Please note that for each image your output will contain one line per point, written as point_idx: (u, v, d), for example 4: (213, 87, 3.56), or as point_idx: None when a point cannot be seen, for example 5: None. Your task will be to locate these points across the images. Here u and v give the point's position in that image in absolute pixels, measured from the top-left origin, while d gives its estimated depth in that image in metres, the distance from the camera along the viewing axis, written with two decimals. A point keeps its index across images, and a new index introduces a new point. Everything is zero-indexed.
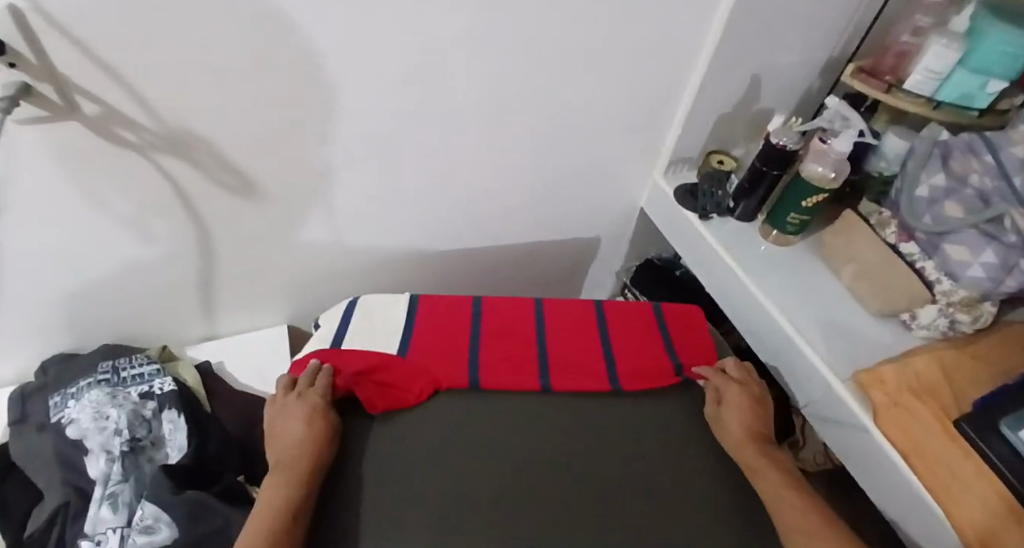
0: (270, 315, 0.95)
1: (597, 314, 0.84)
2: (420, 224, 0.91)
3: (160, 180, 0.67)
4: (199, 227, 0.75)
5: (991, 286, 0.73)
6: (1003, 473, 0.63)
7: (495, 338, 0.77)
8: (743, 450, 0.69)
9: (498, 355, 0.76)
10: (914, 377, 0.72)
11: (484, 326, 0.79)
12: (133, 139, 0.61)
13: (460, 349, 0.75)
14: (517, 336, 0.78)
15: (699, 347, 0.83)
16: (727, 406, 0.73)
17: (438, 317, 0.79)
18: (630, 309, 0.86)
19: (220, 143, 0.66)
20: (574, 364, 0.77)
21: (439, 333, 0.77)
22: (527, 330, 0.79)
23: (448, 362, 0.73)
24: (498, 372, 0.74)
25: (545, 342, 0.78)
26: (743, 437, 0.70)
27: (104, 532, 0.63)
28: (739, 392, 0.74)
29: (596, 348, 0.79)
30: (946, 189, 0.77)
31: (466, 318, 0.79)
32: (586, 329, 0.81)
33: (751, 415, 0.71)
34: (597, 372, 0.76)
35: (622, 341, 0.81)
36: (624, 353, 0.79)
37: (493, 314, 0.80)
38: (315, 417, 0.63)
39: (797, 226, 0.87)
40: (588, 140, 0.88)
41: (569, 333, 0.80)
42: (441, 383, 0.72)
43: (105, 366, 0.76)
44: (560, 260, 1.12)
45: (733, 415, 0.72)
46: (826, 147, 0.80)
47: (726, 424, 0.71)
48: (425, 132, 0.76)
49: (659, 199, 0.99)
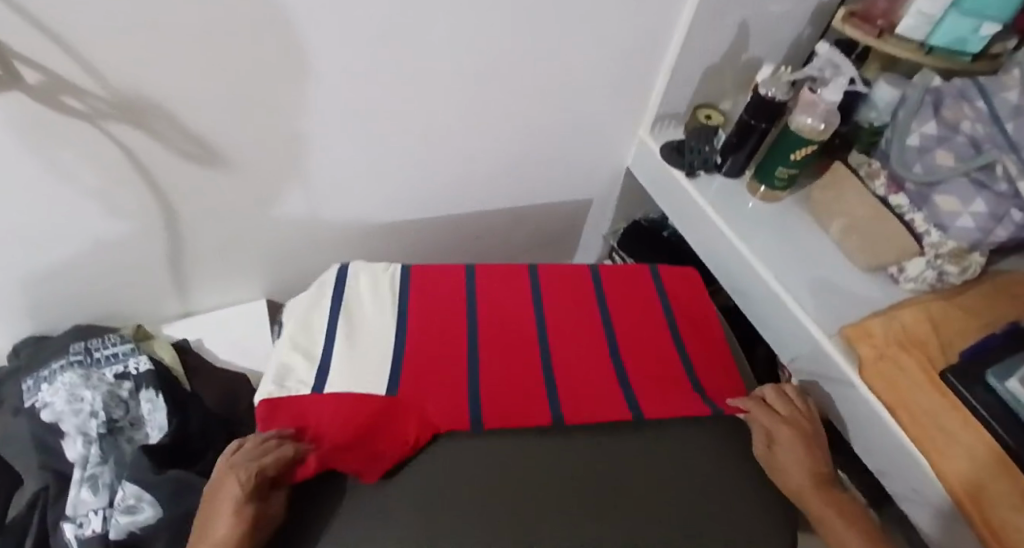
0: (248, 289, 0.92)
1: (605, 325, 0.76)
2: (399, 192, 0.87)
3: (117, 151, 0.63)
4: (164, 200, 0.72)
5: (980, 237, 0.71)
6: (990, 424, 0.64)
7: (495, 357, 0.70)
8: (808, 499, 0.63)
9: (499, 378, 0.68)
10: (900, 330, 0.71)
11: (483, 342, 0.71)
12: (82, 108, 0.57)
13: (459, 373, 0.67)
14: (520, 353, 0.71)
15: (714, 352, 0.78)
16: (781, 448, 0.66)
17: (428, 333, 0.70)
18: (635, 296, 0.81)
19: (179, 111, 0.62)
20: (585, 389, 0.68)
21: (433, 352, 0.68)
22: (530, 347, 0.72)
23: (445, 401, 0.64)
24: (499, 400, 0.66)
25: (551, 361, 0.70)
26: (808, 483, 0.63)
27: (86, 513, 0.63)
28: (788, 431, 0.67)
29: (607, 367, 0.71)
30: (938, 138, 0.74)
31: (462, 341, 0.70)
32: (594, 344, 0.74)
33: (809, 457, 0.65)
34: (615, 395, 0.68)
35: (633, 350, 0.74)
36: (638, 370, 0.72)
37: (491, 335, 0.72)
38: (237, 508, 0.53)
39: (785, 181, 0.85)
40: (570, 97, 0.84)
41: (577, 350, 0.72)
42: (440, 427, 0.63)
43: (76, 348, 0.74)
44: (546, 224, 1.10)
45: (791, 456, 0.65)
46: (815, 98, 0.77)
47: (784, 466, 0.65)
48: (398, 94, 0.73)
49: (646, 157, 0.96)
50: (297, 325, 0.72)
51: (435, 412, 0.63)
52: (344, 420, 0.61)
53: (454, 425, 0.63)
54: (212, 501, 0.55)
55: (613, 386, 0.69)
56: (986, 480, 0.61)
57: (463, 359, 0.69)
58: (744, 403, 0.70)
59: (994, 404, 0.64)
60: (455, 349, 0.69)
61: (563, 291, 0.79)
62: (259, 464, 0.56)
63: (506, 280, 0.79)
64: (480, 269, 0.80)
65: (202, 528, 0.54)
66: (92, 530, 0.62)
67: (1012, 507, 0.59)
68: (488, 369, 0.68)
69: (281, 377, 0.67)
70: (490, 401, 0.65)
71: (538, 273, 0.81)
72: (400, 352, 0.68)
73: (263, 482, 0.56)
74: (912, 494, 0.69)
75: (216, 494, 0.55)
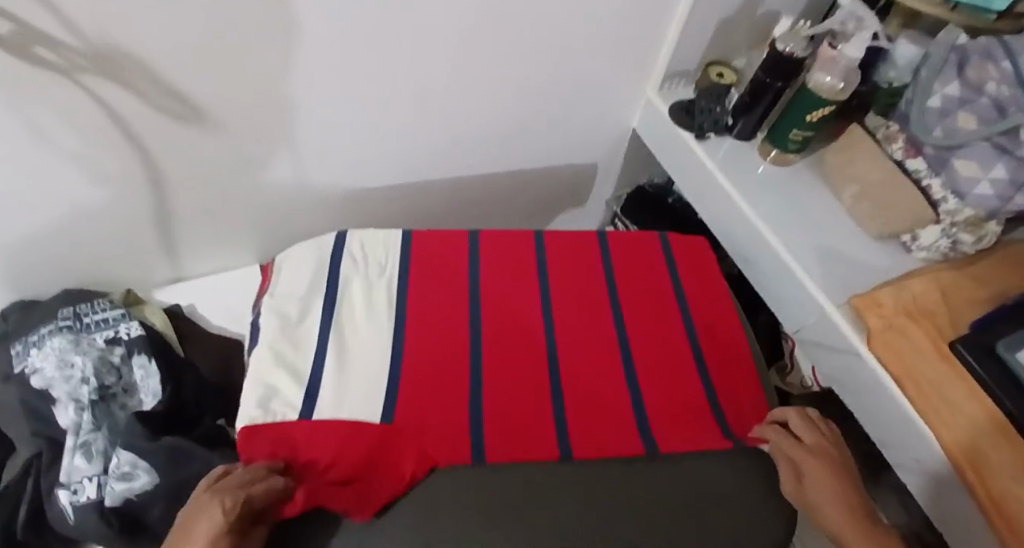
0: (241, 254, 0.90)
1: (619, 338, 0.70)
2: (395, 153, 0.84)
3: (95, 107, 0.60)
4: (149, 161, 0.69)
5: (998, 205, 0.68)
6: (994, 392, 0.62)
7: (500, 375, 0.64)
8: (849, 537, 0.55)
9: (505, 401, 0.62)
10: (910, 300, 0.69)
11: (487, 357, 0.65)
12: (56, 61, 0.54)
13: (461, 395, 0.61)
14: (527, 371, 0.65)
15: (735, 366, 0.72)
16: (810, 482, 0.59)
17: (427, 351, 0.64)
18: (651, 301, 0.74)
19: (160, 65, 0.58)
20: (596, 417, 0.63)
21: (433, 370, 0.63)
22: (538, 364, 0.66)
23: (443, 433, 0.58)
24: (505, 428, 0.60)
25: (561, 383, 0.65)
26: (845, 518, 0.56)
27: (81, 480, 0.62)
28: (821, 461, 0.60)
29: (620, 390, 0.66)
30: (960, 99, 0.71)
31: (463, 361, 0.64)
32: (606, 362, 0.68)
33: (841, 487, 0.58)
34: (623, 428, 0.63)
35: (649, 369, 0.68)
36: (654, 392, 0.66)
37: (495, 353, 0.66)
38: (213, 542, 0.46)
39: (799, 144, 0.82)
40: (574, 54, 0.80)
41: (589, 370, 0.67)
42: (438, 460, 0.57)
43: (65, 313, 0.71)
44: (548, 189, 1.07)
45: (820, 489, 0.58)
46: (835, 54, 0.72)
47: (817, 502, 0.58)
48: (392, 48, 0.68)
49: (653, 118, 0.93)
50: (284, 336, 0.64)
51: (433, 445, 0.57)
52: (331, 452, 0.55)
53: (456, 461, 0.57)
54: (183, 532, 0.48)
55: (626, 414, 0.64)
56: (986, 448, 0.61)
57: (466, 379, 0.63)
58: (762, 430, 0.64)
59: (1000, 374, 0.62)
60: (458, 368, 0.64)
61: (574, 298, 0.73)
62: (248, 492, 0.49)
63: (513, 283, 0.73)
64: (484, 270, 0.74)
65: None
66: (88, 497, 0.62)
67: (1011, 476, 0.59)
68: (492, 391, 0.63)
69: (265, 399, 0.59)
70: (494, 433, 0.60)
71: (548, 275, 0.75)
72: (396, 372, 0.62)
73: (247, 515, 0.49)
74: (909, 463, 0.68)
75: (190, 523, 0.48)
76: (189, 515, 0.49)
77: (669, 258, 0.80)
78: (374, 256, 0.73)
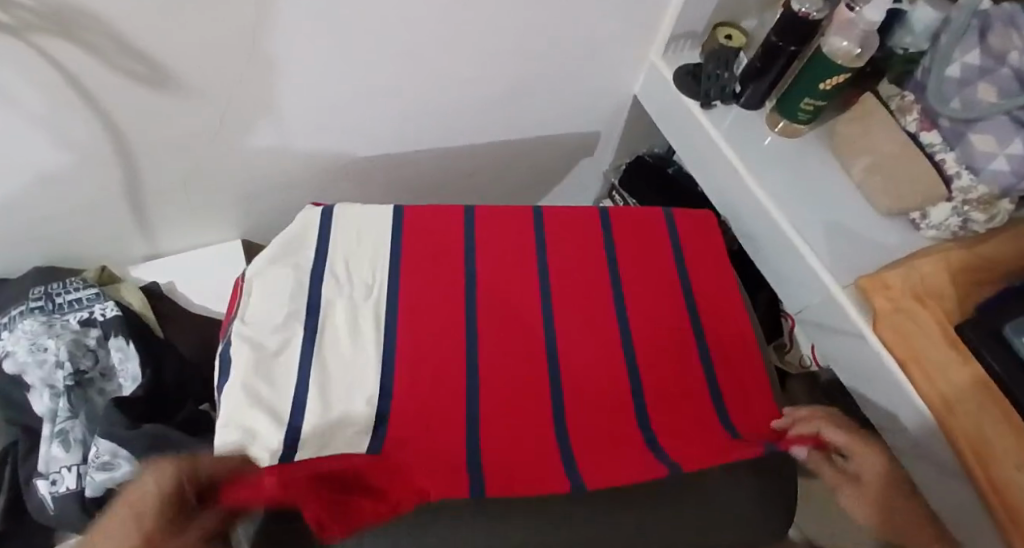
0: (223, 226, 0.86)
1: (628, 364, 0.65)
2: (384, 119, 0.80)
3: (53, 70, 0.54)
4: (117, 128, 0.64)
5: (1013, 182, 0.64)
6: (1001, 378, 0.61)
7: (500, 412, 0.59)
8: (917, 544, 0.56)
9: (505, 439, 0.57)
10: (919, 282, 0.66)
11: (485, 382, 0.61)
12: (6, 20, 0.48)
13: (456, 437, 0.56)
14: (528, 404, 0.60)
15: (750, 392, 0.67)
16: (870, 488, 0.58)
17: (421, 380, 0.59)
18: (661, 315, 0.69)
19: (124, 24, 0.53)
20: (603, 444, 0.59)
21: (427, 398, 0.58)
22: (540, 395, 0.61)
23: (437, 469, 0.52)
24: (505, 467, 0.55)
25: (565, 417, 0.60)
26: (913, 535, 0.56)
27: (59, 470, 0.64)
28: (885, 463, 0.58)
29: (628, 423, 0.61)
30: (980, 69, 0.66)
31: (460, 392, 0.59)
32: (615, 392, 0.63)
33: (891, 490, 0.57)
34: (639, 453, 0.57)
35: (658, 400, 0.63)
36: (663, 424, 0.62)
37: (494, 378, 0.61)
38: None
39: (810, 114, 0.78)
40: (575, 15, 0.75)
41: (596, 403, 0.62)
42: (429, 492, 0.50)
43: (36, 292, 0.69)
44: (544, 159, 1.03)
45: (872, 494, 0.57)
46: (854, 17, 0.68)
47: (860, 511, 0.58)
48: (380, 6, 0.63)
49: (656, 84, 0.88)
50: (260, 375, 0.57)
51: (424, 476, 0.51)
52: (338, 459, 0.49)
53: (451, 496, 0.51)
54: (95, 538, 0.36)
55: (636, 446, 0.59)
56: (992, 440, 0.59)
57: (461, 419, 0.58)
58: (812, 427, 0.61)
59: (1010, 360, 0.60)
60: (453, 405, 0.59)
61: (578, 316, 0.67)
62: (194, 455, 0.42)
63: (512, 302, 0.67)
64: (481, 287, 0.68)
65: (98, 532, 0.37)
66: (66, 488, 0.63)
67: (1017, 466, 0.58)
68: (490, 425, 0.58)
69: (242, 446, 0.54)
70: (493, 467, 0.54)
71: (550, 290, 0.69)
72: (383, 418, 0.57)
73: (190, 490, 0.39)
74: (913, 449, 0.68)
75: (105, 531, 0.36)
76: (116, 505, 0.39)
77: (681, 268, 0.74)
78: (359, 275, 0.66)
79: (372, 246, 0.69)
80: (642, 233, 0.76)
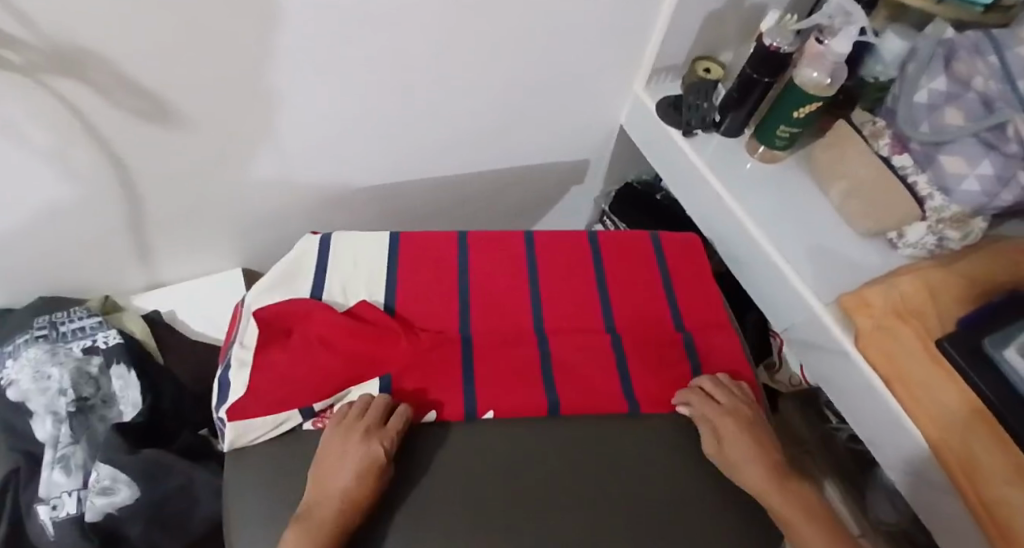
0: (222, 257, 0.89)
1: (614, 347, 0.68)
2: (377, 151, 0.83)
3: (61, 107, 0.57)
4: (119, 162, 0.67)
5: (985, 201, 0.68)
6: (989, 400, 0.61)
7: (495, 401, 0.63)
8: (767, 495, 0.58)
9: (502, 399, 0.63)
10: (899, 299, 0.68)
11: (479, 359, 0.65)
12: (17, 60, 0.51)
13: (456, 401, 0.62)
14: (519, 391, 0.63)
15: (735, 369, 0.71)
16: (730, 441, 0.62)
17: (421, 363, 0.64)
18: (644, 306, 0.73)
19: (127, 63, 0.56)
20: (588, 393, 0.64)
21: (428, 371, 0.64)
22: (531, 380, 0.64)
23: (440, 394, 0.63)
24: (502, 399, 0.63)
25: (558, 404, 0.63)
26: (763, 488, 0.58)
27: (60, 495, 0.65)
28: (735, 422, 0.62)
29: (618, 411, 0.65)
30: (947, 94, 0.70)
31: (455, 361, 0.65)
32: (604, 377, 0.66)
33: (756, 447, 0.61)
34: (611, 397, 0.65)
35: (644, 378, 0.67)
36: (649, 402, 0.65)
37: (486, 355, 0.66)
38: (363, 470, 0.54)
39: (787, 140, 0.81)
40: (560, 49, 0.78)
41: (585, 389, 0.65)
42: (436, 405, 0.62)
43: (42, 321, 0.72)
44: (535, 187, 1.06)
45: (739, 453, 0.61)
46: (823, 49, 0.72)
47: (739, 471, 0.60)
48: (372, 42, 0.66)
49: (640, 114, 0.92)
50: (239, 362, 0.63)
51: (433, 401, 0.62)
52: (322, 328, 0.65)
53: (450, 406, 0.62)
54: (327, 466, 0.56)
55: (623, 466, 0.61)
56: (978, 455, 0.60)
57: (449, 442, 0.60)
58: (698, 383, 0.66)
59: (994, 380, 0.62)
60: (450, 396, 0.63)
61: (566, 320, 0.71)
62: (375, 413, 0.58)
63: (503, 314, 0.70)
64: (472, 302, 0.70)
65: (334, 479, 0.54)
66: (67, 512, 0.64)
67: (1004, 480, 0.59)
68: (487, 396, 0.63)
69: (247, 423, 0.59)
70: (491, 405, 0.62)
71: (540, 296, 0.72)
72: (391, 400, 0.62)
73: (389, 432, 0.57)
74: (900, 466, 0.69)
75: (333, 458, 0.56)
76: (333, 475, 0.54)
77: (664, 278, 0.77)
78: (356, 294, 0.69)
79: (368, 269, 0.71)
80: (626, 247, 0.79)
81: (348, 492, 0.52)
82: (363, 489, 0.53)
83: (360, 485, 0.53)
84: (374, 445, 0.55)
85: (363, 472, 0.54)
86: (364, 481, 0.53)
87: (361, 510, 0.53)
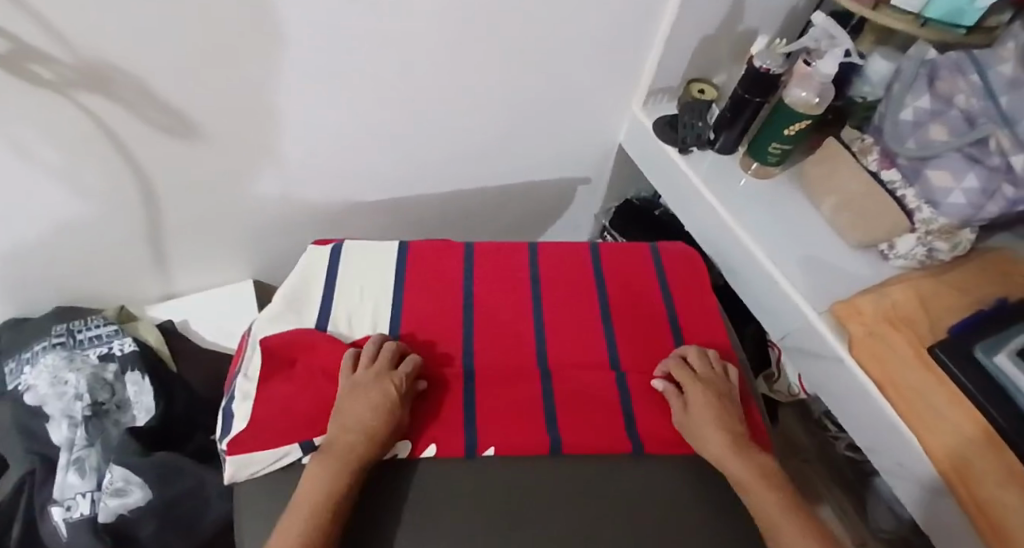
0: (233, 269, 0.91)
1: (618, 384, 0.68)
2: (384, 166, 0.86)
3: (88, 123, 0.61)
4: (140, 176, 0.70)
5: (972, 213, 0.70)
6: (987, 409, 0.62)
7: (496, 439, 0.62)
8: (728, 463, 0.60)
9: (503, 438, 0.62)
10: (890, 306, 0.71)
11: (480, 394, 0.65)
12: (48, 76, 0.55)
13: (456, 440, 0.62)
14: (522, 429, 0.63)
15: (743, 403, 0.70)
16: (695, 405, 0.64)
17: (424, 403, 0.64)
18: (647, 339, 0.73)
19: (150, 80, 0.59)
20: (591, 427, 0.64)
21: (430, 409, 0.64)
22: (533, 420, 0.64)
23: (441, 433, 0.62)
24: (503, 439, 0.62)
25: (561, 442, 0.62)
26: (723, 450, 0.61)
27: (74, 497, 0.66)
28: (707, 390, 0.65)
29: (621, 450, 0.63)
30: (932, 111, 0.73)
31: (457, 399, 0.65)
32: (608, 412, 0.65)
33: (722, 414, 0.64)
34: (614, 433, 0.64)
35: (648, 418, 0.65)
36: (653, 442, 0.64)
37: (488, 391, 0.66)
38: (379, 403, 0.59)
39: (778, 156, 0.85)
40: (559, 70, 0.82)
41: (588, 426, 0.64)
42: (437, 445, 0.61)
43: (59, 329, 0.76)
44: (537, 203, 1.09)
45: (704, 416, 0.63)
46: (810, 70, 0.76)
47: (701, 434, 0.62)
48: (379, 62, 0.70)
49: (638, 133, 0.95)
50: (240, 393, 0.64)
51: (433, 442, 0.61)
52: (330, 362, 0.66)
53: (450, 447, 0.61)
54: (343, 403, 0.60)
55: (618, 472, 0.62)
56: (973, 460, 0.61)
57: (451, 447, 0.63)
58: (682, 350, 0.70)
59: (985, 383, 0.63)
60: (451, 434, 0.62)
61: (570, 356, 0.71)
62: (384, 357, 0.63)
63: (507, 349, 0.70)
64: (477, 336, 0.71)
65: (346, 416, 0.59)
66: (81, 513, 0.65)
67: (998, 483, 0.59)
68: (487, 433, 0.62)
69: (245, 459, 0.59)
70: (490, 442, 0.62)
71: (543, 330, 0.72)
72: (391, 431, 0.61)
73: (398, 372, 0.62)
74: (895, 469, 0.70)
75: (348, 398, 0.61)
76: (349, 411, 0.59)
77: (669, 308, 0.77)
78: (362, 322, 0.71)
79: (374, 302, 0.73)
80: (630, 283, 0.79)
81: (360, 427, 0.57)
82: (374, 420, 0.58)
83: (374, 414, 0.58)
84: (383, 382, 0.60)
85: (375, 406, 0.59)
86: (376, 413, 0.58)
87: (376, 438, 0.57)
